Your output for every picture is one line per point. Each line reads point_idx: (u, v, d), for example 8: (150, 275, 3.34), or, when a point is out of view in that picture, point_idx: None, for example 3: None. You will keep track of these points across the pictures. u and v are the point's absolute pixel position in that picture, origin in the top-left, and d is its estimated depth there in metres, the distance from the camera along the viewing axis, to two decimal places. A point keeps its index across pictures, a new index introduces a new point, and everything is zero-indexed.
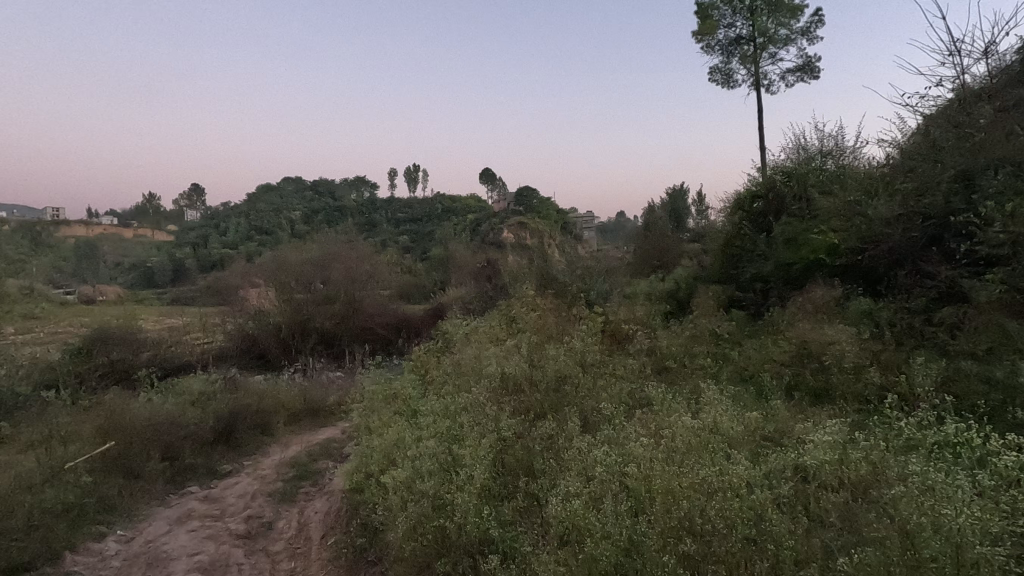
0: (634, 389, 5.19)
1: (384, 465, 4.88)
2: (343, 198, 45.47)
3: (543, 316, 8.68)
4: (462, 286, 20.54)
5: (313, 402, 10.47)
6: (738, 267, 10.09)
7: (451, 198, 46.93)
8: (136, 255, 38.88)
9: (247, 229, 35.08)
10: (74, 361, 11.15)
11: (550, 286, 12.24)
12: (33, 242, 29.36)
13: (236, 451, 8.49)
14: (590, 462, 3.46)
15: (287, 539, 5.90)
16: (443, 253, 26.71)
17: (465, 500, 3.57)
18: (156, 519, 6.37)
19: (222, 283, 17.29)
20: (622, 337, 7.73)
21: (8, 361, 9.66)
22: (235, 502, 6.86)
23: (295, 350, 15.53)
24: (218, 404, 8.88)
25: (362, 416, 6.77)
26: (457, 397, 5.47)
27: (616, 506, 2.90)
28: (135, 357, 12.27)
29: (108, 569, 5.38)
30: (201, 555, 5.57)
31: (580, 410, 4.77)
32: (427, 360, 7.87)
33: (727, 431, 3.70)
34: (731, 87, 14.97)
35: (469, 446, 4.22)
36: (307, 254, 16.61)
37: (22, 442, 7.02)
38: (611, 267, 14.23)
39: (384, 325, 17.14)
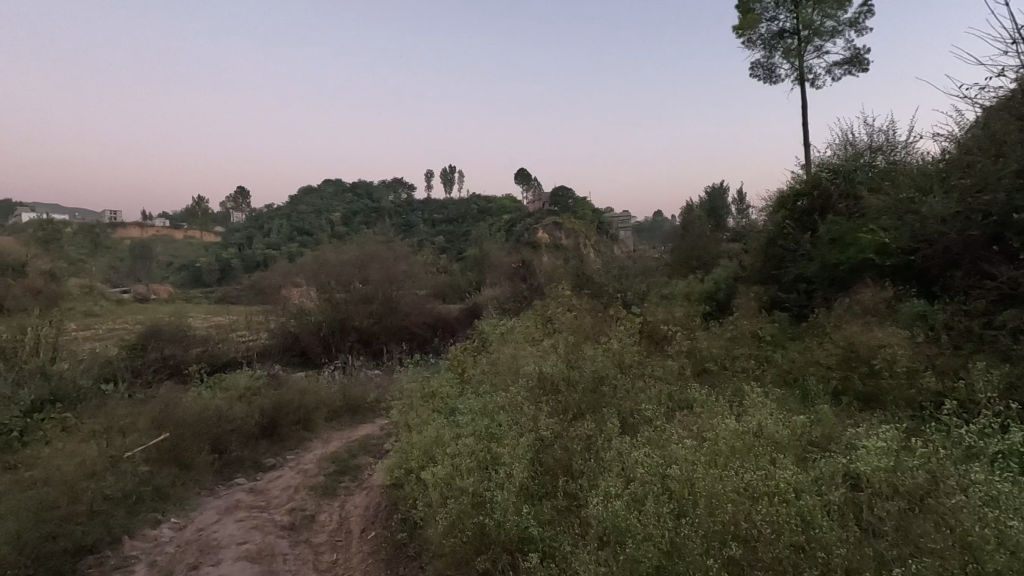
0: (674, 391, 5.12)
1: (423, 461, 4.96)
2: (381, 199, 46.32)
3: (579, 316, 8.66)
4: (497, 285, 20.65)
5: (352, 400, 10.72)
6: (781, 267, 9.81)
7: (487, 198, 47.24)
8: (186, 255, 40.63)
9: (289, 229, 36.17)
10: (130, 356, 11.72)
11: (586, 286, 12.18)
12: (93, 244, 31.11)
13: (280, 445, 8.78)
14: (630, 463, 3.44)
15: (329, 532, 6.06)
16: (478, 253, 26.94)
17: (504, 499, 3.59)
18: (206, 509, 6.64)
19: (266, 283, 17.88)
20: (660, 338, 7.63)
21: (71, 355, 10.23)
22: (279, 495, 7.09)
23: (335, 349, 15.94)
24: (263, 400, 9.20)
25: (401, 413, 6.90)
26: (494, 396, 5.50)
27: (658, 507, 2.87)
28: (186, 353, 12.81)
29: (164, 554, 5.63)
30: (248, 544, 5.78)
31: (619, 411, 4.73)
32: (464, 359, 7.96)
33: (773, 435, 3.60)
34: (774, 82, 14.58)
35: (507, 445, 4.25)
36: (347, 254, 16.99)
37: (85, 432, 7.43)
38: (648, 267, 14.06)
39: (421, 324, 17.45)
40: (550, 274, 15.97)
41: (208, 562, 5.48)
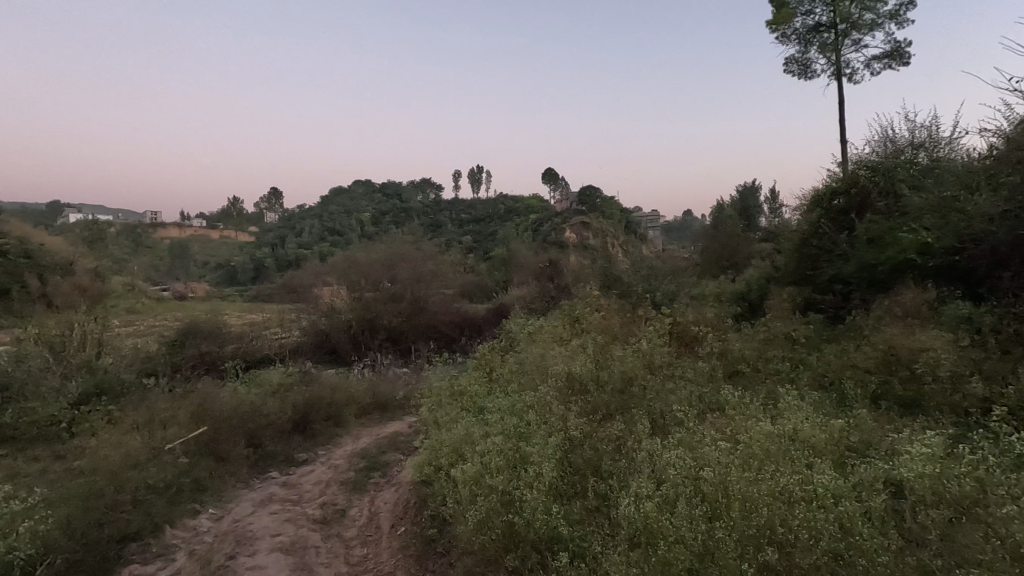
0: (705, 393, 5.04)
1: (452, 459, 5.01)
2: (409, 199, 46.81)
3: (607, 317, 8.60)
4: (524, 285, 20.66)
5: (381, 397, 10.88)
6: (815, 267, 9.55)
7: (514, 198, 47.30)
8: (222, 254, 41.79)
9: (320, 229, 36.85)
10: (170, 352, 12.11)
11: (614, 286, 12.07)
12: (135, 244, 32.26)
13: (311, 440, 8.97)
14: (662, 465, 3.42)
15: (359, 526, 6.17)
16: (505, 252, 26.99)
17: (534, 498, 3.59)
18: (242, 501, 6.83)
19: (298, 281, 18.27)
20: (690, 340, 7.52)
21: (115, 351, 10.62)
22: (311, 489, 7.24)
23: (364, 347, 16.16)
24: (296, 396, 9.41)
25: (430, 411, 6.96)
26: (523, 395, 5.51)
27: (690, 509, 2.83)
28: (222, 350, 13.16)
29: (202, 544, 5.81)
30: (282, 536, 5.92)
31: (649, 413, 4.68)
32: (491, 359, 7.99)
33: (809, 438, 3.52)
34: (809, 77, 14.19)
35: (537, 444, 4.25)
36: (376, 254, 17.23)
37: (128, 424, 7.71)
38: (678, 268, 13.86)
39: (448, 323, 17.61)
40: (577, 274, 15.91)
41: (244, 552, 5.62)
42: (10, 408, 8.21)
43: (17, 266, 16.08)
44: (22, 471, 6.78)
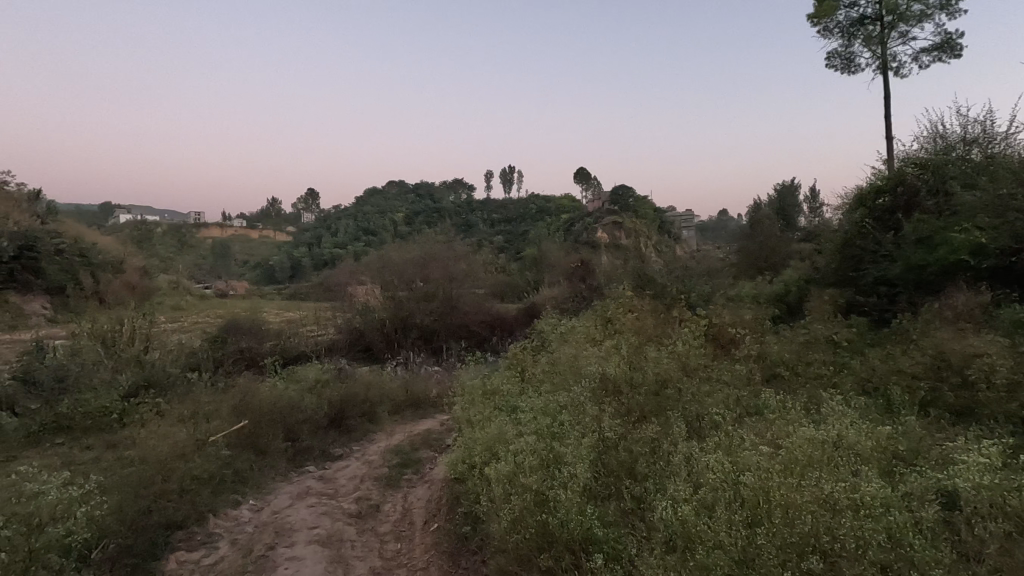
0: (742, 397, 4.94)
1: (486, 457, 5.04)
2: (442, 199, 47.27)
3: (641, 318, 8.50)
4: (555, 285, 20.62)
5: (414, 395, 11.04)
6: (858, 268, 9.24)
7: (545, 198, 47.24)
8: (261, 254, 43.02)
9: (355, 229, 37.55)
10: (212, 347, 12.52)
11: (647, 286, 11.93)
12: (180, 243, 33.48)
13: (346, 436, 9.16)
14: (700, 468, 3.36)
15: (393, 522, 6.27)
16: (536, 252, 26.96)
17: (568, 497, 3.58)
18: (281, 494, 7.02)
19: (333, 280, 18.64)
20: (726, 342, 7.37)
21: (162, 346, 11.03)
22: (346, 483, 7.40)
23: (397, 345, 16.37)
24: (332, 392, 9.62)
25: (462, 409, 7.02)
26: (556, 395, 5.50)
27: (730, 514, 2.77)
28: (261, 346, 13.54)
29: (243, 534, 5.99)
30: (319, 529, 6.06)
31: (685, 416, 4.61)
32: (523, 359, 8.00)
33: (855, 445, 3.41)
34: (853, 72, 13.73)
35: (571, 444, 4.23)
36: (410, 254, 17.45)
37: (175, 416, 8.01)
38: (713, 268, 13.60)
39: (480, 323, 17.79)
40: (609, 274, 15.79)
41: (283, 543, 5.76)
42: (66, 399, 8.64)
43: (72, 263, 16.88)
44: (76, 459, 7.12)
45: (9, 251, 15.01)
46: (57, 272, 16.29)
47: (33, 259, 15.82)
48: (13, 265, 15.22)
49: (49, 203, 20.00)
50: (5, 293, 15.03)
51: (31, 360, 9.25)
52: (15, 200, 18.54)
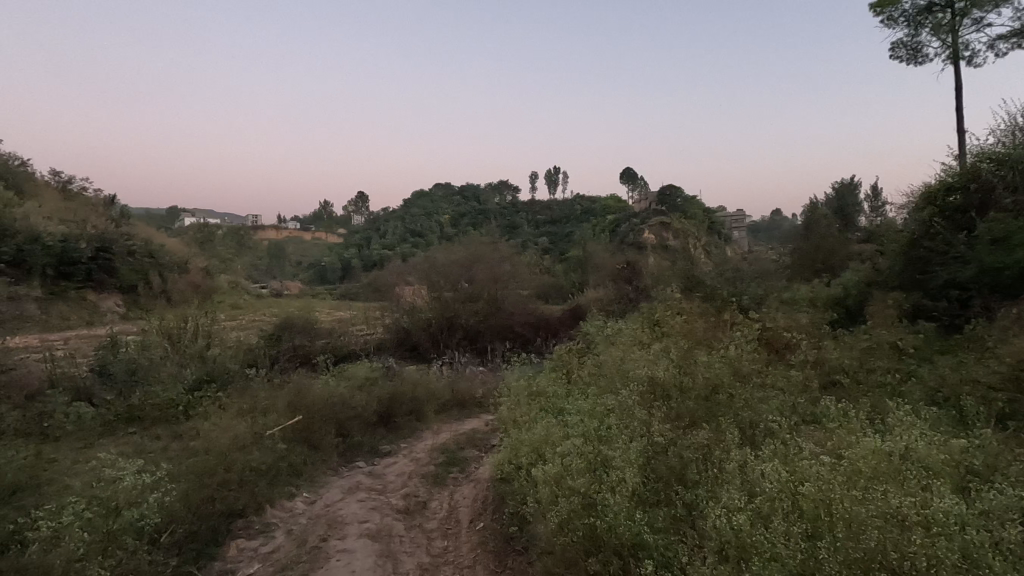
0: (799, 405, 4.76)
1: (533, 459, 5.07)
2: (487, 201, 47.68)
3: (690, 320, 8.30)
4: (600, 287, 20.45)
5: (459, 395, 11.19)
6: (926, 271, 8.73)
7: (591, 199, 46.89)
8: (313, 255, 44.59)
9: (402, 230, 38.39)
10: (269, 344, 13.06)
11: (696, 289, 11.65)
12: (238, 245, 35.11)
13: (394, 433, 9.38)
14: (756, 477, 3.26)
15: (440, 520, 6.38)
16: (581, 254, 26.77)
17: (617, 502, 3.54)
18: (333, 488, 7.25)
19: (380, 280, 18.79)
20: (781, 347, 7.11)
21: (222, 342, 11.60)
22: (394, 480, 7.57)
23: (442, 345, 16.63)
24: (381, 390, 9.86)
25: (508, 410, 7.06)
26: (604, 398, 5.46)
27: (788, 526, 2.68)
28: (314, 344, 14.00)
29: (298, 525, 6.20)
30: (369, 523, 6.20)
31: (739, 422, 4.48)
32: (569, 360, 7.97)
33: (924, 458, 3.22)
34: (920, 62, 12.98)
35: (619, 448, 4.18)
36: (456, 255, 17.66)
37: (235, 410, 8.40)
38: (765, 270, 13.15)
39: (524, 324, 17.97)
40: (656, 276, 15.48)
41: (335, 535, 5.92)
42: (137, 391, 9.20)
43: (143, 264, 17.99)
44: (147, 448, 7.57)
45: (87, 252, 16.13)
46: (129, 272, 17.39)
47: (108, 260, 16.95)
48: (91, 266, 16.36)
49: (122, 208, 21.39)
50: (84, 291, 16.18)
51: (106, 354, 9.90)
52: (92, 206, 19.94)
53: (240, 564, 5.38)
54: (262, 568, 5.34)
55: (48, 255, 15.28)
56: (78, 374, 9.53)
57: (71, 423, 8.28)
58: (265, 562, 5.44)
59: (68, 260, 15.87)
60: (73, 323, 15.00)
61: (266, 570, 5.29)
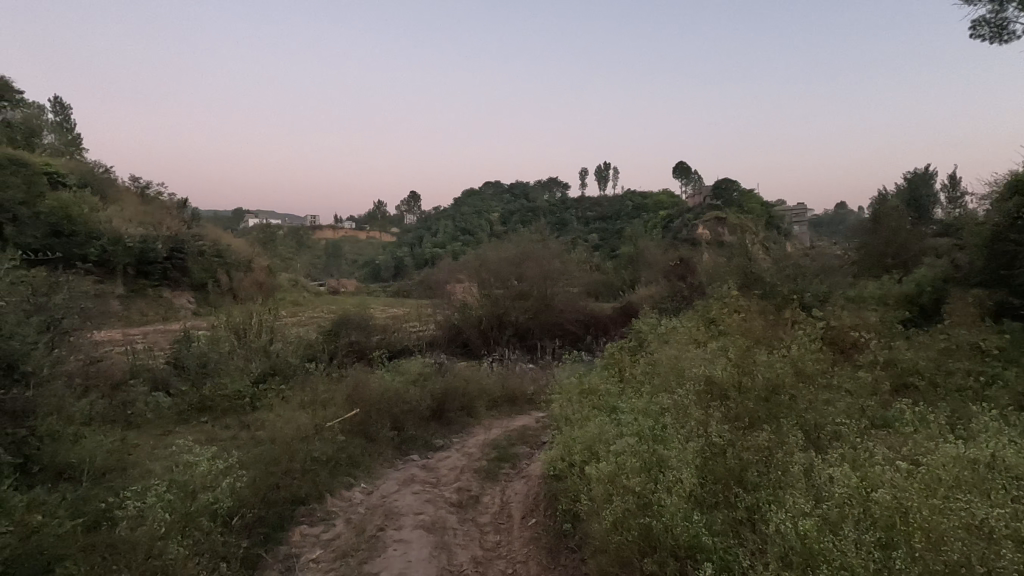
0: (868, 408, 4.52)
1: (586, 457, 5.06)
2: (536, 198, 47.64)
3: (747, 318, 8.03)
4: (652, 284, 20.06)
5: (510, 391, 11.27)
6: (1013, 267, 8.08)
7: (642, 195, 45.99)
8: (368, 254, 45.95)
9: (453, 229, 38.94)
10: (327, 340, 13.57)
11: (754, 286, 11.22)
12: (298, 244, 36.65)
13: (447, 427, 9.56)
14: (823, 481, 3.13)
15: (492, 514, 6.47)
16: (633, 251, 26.33)
17: (673, 502, 3.48)
18: (389, 479, 7.46)
19: (431, 277, 19.06)
20: (848, 347, 6.76)
21: (284, 338, 12.13)
22: (448, 474, 7.70)
23: (493, 342, 16.77)
24: (434, 385, 10.06)
25: (560, 407, 7.05)
26: (658, 397, 5.37)
27: (858, 534, 2.56)
28: (369, 340, 14.43)
29: (356, 514, 6.40)
30: (424, 514, 6.32)
31: (802, 424, 4.29)
32: (621, 359, 7.87)
33: (1014, 466, 2.98)
34: (1005, 40, 11.97)
35: (676, 448, 4.10)
36: (506, 253, 17.73)
37: (297, 403, 8.79)
38: (830, 266, 12.51)
39: (574, 322, 17.91)
40: (712, 273, 15.04)
41: (392, 525, 6.06)
42: (209, 382, 9.78)
43: (212, 263, 19.07)
44: (218, 436, 8.04)
45: (163, 252, 17.28)
46: (200, 270, 18.51)
47: (181, 259, 18.09)
48: (166, 265, 17.50)
49: (193, 211, 22.75)
50: (160, 289, 17.34)
51: (181, 348, 10.57)
52: (167, 209, 21.33)
53: (303, 550, 5.62)
54: (324, 554, 5.56)
55: (129, 255, 16.46)
56: (156, 366, 10.22)
57: (151, 411, 8.90)
58: (327, 548, 5.67)
59: (146, 259, 17.05)
60: (151, 319, 16.09)
61: (327, 556, 5.51)
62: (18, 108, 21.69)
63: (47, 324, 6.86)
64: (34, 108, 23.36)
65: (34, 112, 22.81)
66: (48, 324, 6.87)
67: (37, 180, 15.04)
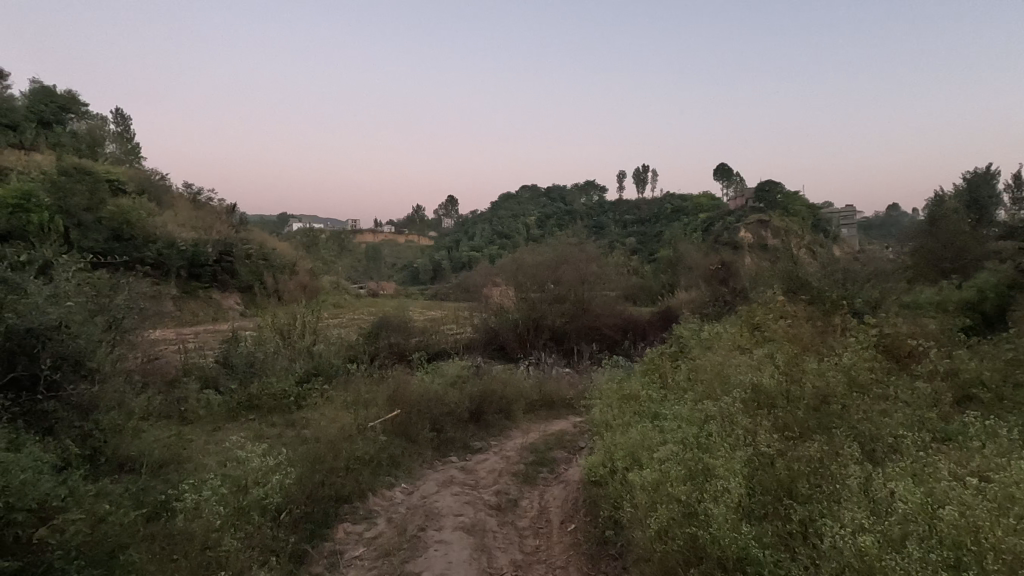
0: (927, 420, 4.32)
1: (629, 463, 5.01)
2: (573, 201, 47.45)
3: (795, 324, 7.78)
4: (693, 288, 19.70)
5: (547, 395, 11.26)
6: None
7: (682, 198, 45.25)
8: (407, 257, 46.79)
9: (489, 232, 39.22)
10: (368, 341, 13.86)
11: (800, 291, 10.85)
12: (340, 248, 37.67)
13: (485, 430, 9.61)
14: (884, 497, 3.00)
15: (531, 519, 6.48)
16: (672, 254, 25.91)
17: (721, 512, 3.40)
18: (429, 480, 7.54)
19: (468, 280, 19.19)
20: (904, 356, 6.46)
21: (327, 339, 12.45)
22: (486, 476, 7.74)
23: (530, 345, 16.78)
24: (472, 388, 10.12)
25: (600, 412, 7.00)
26: (703, 404, 5.26)
27: (924, 553, 2.44)
28: (408, 341, 14.64)
29: (398, 514, 6.49)
30: (464, 516, 6.31)
31: (856, 436, 4.13)
32: (662, 365, 7.76)
33: None
34: None
35: (722, 456, 4.01)
36: (543, 255, 17.68)
37: (341, 403, 9.00)
38: (882, 270, 11.99)
39: (612, 326, 17.77)
40: (755, 277, 14.63)
41: (433, 526, 6.09)
42: (256, 381, 10.14)
43: (259, 266, 19.78)
44: (265, 434, 8.31)
45: (213, 255, 18.02)
46: (247, 273, 19.23)
47: (230, 262, 18.84)
48: (216, 267, 18.27)
49: (241, 215, 23.66)
50: (210, 290, 18.10)
51: (229, 348, 10.98)
52: (217, 214, 22.26)
53: (347, 547, 5.74)
54: (367, 552, 5.66)
55: (182, 258, 17.24)
56: (207, 364, 10.66)
57: (202, 407, 9.27)
58: (369, 547, 5.77)
59: (198, 262, 17.83)
60: (202, 319, 16.80)
61: (370, 554, 5.60)
62: (84, 120, 23.10)
63: (109, 323, 7.21)
64: (98, 119, 24.79)
65: (98, 123, 24.20)
66: (111, 323, 7.23)
67: (100, 187, 15.92)
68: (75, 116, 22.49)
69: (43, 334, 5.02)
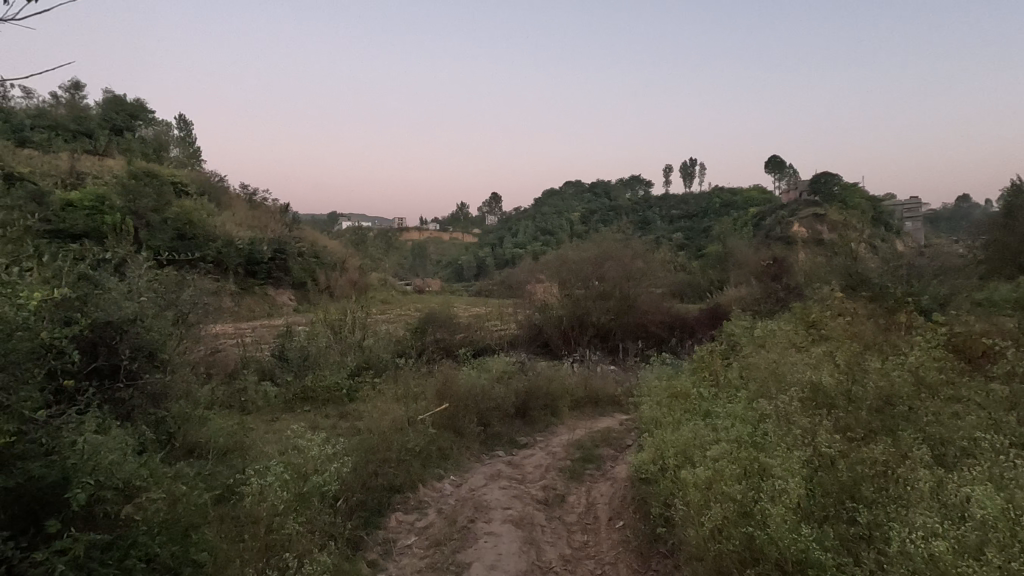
0: (1002, 422, 4.07)
1: (680, 460, 4.94)
2: (618, 197, 46.77)
3: (855, 322, 7.45)
4: (744, 285, 19.12)
5: (592, 392, 11.20)
6: None
7: (731, 192, 43.90)
8: (451, 254, 47.34)
9: (533, 229, 39.19)
10: (415, 337, 14.16)
11: (860, 287, 10.35)
12: (387, 245, 38.46)
13: (531, 425, 9.67)
14: (959, 502, 2.87)
15: (579, 514, 6.51)
16: (722, 251, 25.20)
17: (779, 512, 3.31)
18: (476, 473, 7.64)
19: (512, 277, 19.22)
20: (978, 356, 6.08)
21: (376, 334, 12.76)
22: (533, 471, 7.77)
23: (574, 342, 16.63)
24: (519, 383, 10.18)
25: (649, 408, 6.90)
26: (758, 403, 5.12)
27: (1003, 560, 2.33)
28: (453, 337, 14.82)
29: (447, 505, 6.61)
30: (512, 510, 6.38)
31: (925, 439, 3.94)
32: (713, 363, 7.59)
33: None
34: None
35: (779, 456, 3.91)
36: (587, 252, 17.54)
37: (391, 395, 9.25)
38: (952, 264, 11.27)
39: (658, 323, 17.53)
40: (811, 274, 14.05)
41: (482, 518, 6.19)
42: (310, 374, 10.54)
43: (310, 264, 20.49)
44: (320, 424, 8.64)
45: (267, 253, 18.79)
46: (300, 270, 19.91)
47: (283, 260, 19.57)
48: (270, 265, 19.04)
49: (292, 214, 24.51)
50: (265, 287, 18.80)
51: (284, 342, 11.43)
52: (271, 214, 23.16)
53: (400, 535, 5.91)
54: (418, 541, 5.80)
55: (239, 256, 18.08)
56: (263, 358, 11.11)
57: (261, 399, 9.66)
58: (421, 535, 5.92)
59: (254, 260, 18.61)
60: (258, 313, 17.55)
61: (422, 543, 5.75)
62: (151, 126, 24.68)
63: (177, 318, 7.63)
64: (163, 125, 26.22)
65: (164, 129, 25.62)
66: (178, 318, 7.66)
67: (166, 189, 16.86)
68: (142, 123, 24.06)
69: (121, 326, 5.38)
